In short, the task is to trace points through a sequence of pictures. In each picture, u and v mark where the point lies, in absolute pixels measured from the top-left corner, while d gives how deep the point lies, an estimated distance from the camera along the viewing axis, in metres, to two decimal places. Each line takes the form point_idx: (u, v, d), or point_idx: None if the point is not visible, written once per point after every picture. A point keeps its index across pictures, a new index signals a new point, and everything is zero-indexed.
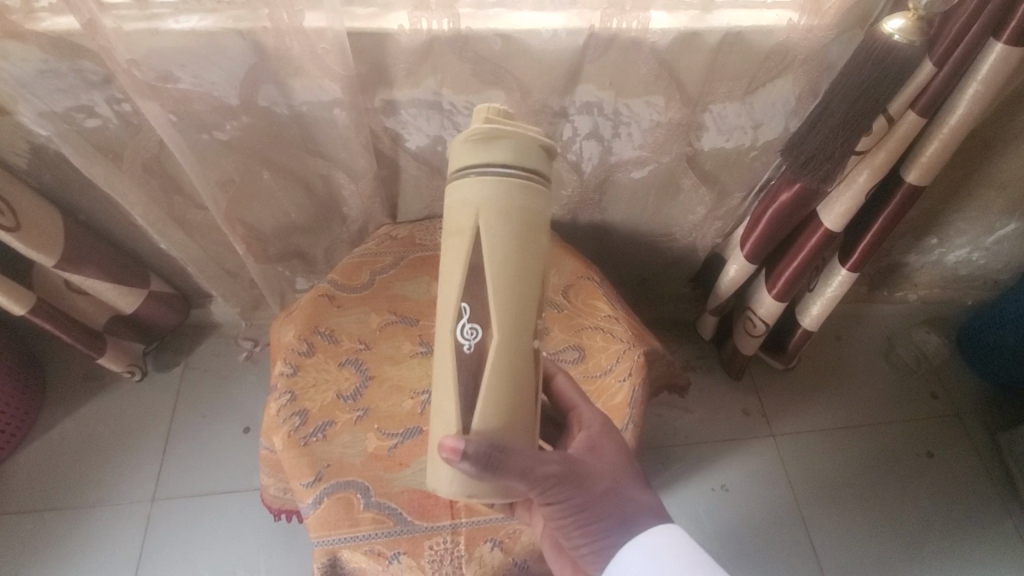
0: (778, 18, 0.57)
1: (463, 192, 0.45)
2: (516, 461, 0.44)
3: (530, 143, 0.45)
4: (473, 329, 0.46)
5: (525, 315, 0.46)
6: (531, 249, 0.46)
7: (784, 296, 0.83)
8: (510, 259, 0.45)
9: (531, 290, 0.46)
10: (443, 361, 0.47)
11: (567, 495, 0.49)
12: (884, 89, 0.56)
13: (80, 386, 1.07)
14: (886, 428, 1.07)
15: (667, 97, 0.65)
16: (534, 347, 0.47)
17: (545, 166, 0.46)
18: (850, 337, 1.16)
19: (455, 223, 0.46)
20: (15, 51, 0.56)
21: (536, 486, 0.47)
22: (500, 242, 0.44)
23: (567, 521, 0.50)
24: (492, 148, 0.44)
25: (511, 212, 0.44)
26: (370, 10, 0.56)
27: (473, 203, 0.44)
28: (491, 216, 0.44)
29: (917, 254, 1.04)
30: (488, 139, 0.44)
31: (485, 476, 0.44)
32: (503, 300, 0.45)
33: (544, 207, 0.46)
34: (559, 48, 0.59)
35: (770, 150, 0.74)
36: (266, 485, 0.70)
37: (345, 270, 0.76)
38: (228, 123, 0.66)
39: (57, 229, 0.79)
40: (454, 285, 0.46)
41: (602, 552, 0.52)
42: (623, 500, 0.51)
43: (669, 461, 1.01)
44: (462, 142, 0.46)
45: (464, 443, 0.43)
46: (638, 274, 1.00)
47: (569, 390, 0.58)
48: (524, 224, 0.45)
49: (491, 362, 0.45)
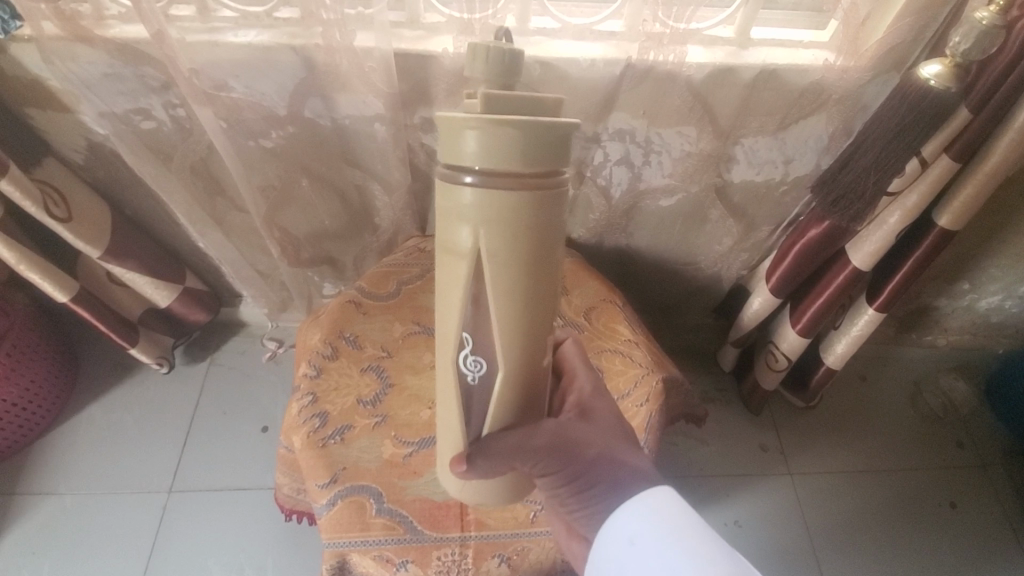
0: (814, 58, 0.58)
1: (459, 201, 0.39)
2: (506, 443, 0.47)
3: (543, 137, 0.36)
4: (478, 361, 0.46)
5: (534, 338, 0.45)
6: (542, 271, 0.43)
7: (807, 332, 0.82)
8: (514, 290, 0.42)
9: (541, 314, 0.45)
10: (447, 382, 0.48)
11: (560, 464, 0.50)
12: (919, 131, 0.56)
13: (110, 374, 1.10)
14: (907, 473, 1.04)
15: (699, 128, 0.66)
16: (543, 365, 0.48)
17: (562, 155, 0.38)
18: (875, 378, 1.14)
19: (452, 234, 0.41)
20: (85, 54, 0.60)
21: (530, 459, 0.49)
22: (505, 267, 0.41)
23: (562, 490, 0.52)
24: (494, 148, 0.36)
25: (516, 232, 0.39)
26: (417, 33, 0.59)
27: (473, 219, 0.39)
28: (493, 239, 0.40)
29: (948, 299, 1.02)
30: (489, 144, 0.36)
31: (488, 470, 0.48)
32: (512, 331, 0.44)
33: (559, 222, 0.41)
34: (595, 76, 0.61)
35: (801, 186, 0.74)
36: (282, 484, 0.72)
37: (374, 278, 0.79)
38: (274, 132, 0.69)
39: (105, 223, 0.83)
40: (453, 314, 0.44)
41: (595, 515, 0.52)
42: (613, 464, 0.52)
43: (682, 491, 1.00)
44: (458, 134, 0.36)
45: (467, 451, 0.48)
46: (660, 301, 1.00)
47: (571, 358, 0.61)
48: (532, 244, 0.41)
49: (501, 388, 0.46)
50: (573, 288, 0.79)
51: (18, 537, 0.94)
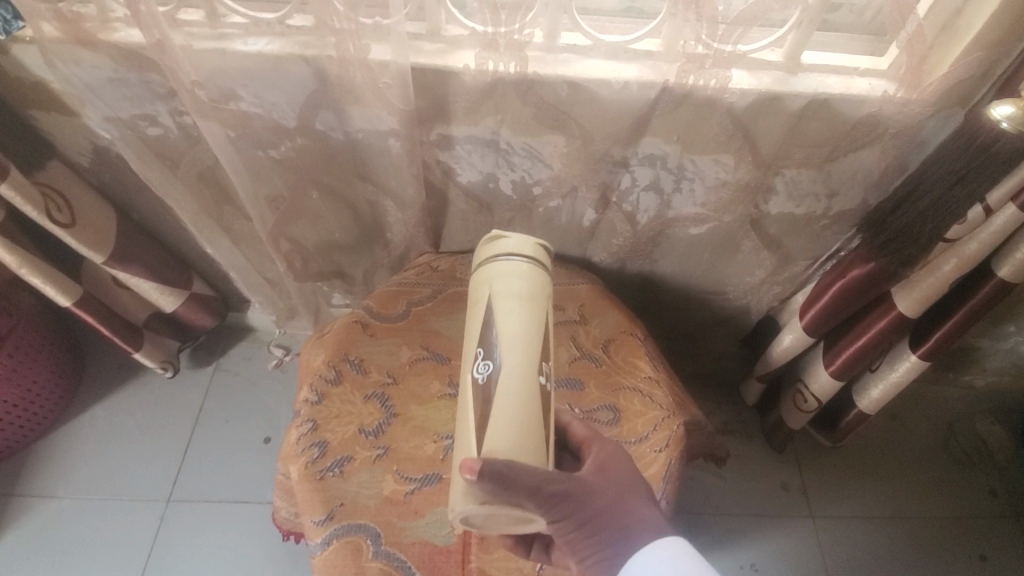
0: (870, 88, 0.53)
1: (477, 279, 0.55)
2: (524, 475, 0.44)
3: (530, 241, 0.56)
4: (487, 361, 0.50)
5: (535, 356, 0.50)
6: (534, 314, 0.52)
7: (841, 374, 0.77)
8: (516, 315, 0.51)
9: (537, 340, 0.51)
10: (465, 398, 0.50)
11: (571, 511, 0.46)
12: (986, 175, 0.52)
13: (115, 375, 1.08)
14: (938, 523, 0.97)
15: (738, 156, 0.61)
16: (542, 382, 0.50)
17: (545, 259, 0.56)
18: (906, 418, 1.07)
19: (474, 294, 0.55)
20: (87, 59, 0.57)
21: (541, 502, 0.45)
22: (507, 303, 0.52)
23: (570, 536, 0.47)
24: (499, 241, 0.56)
25: (515, 284, 0.53)
26: (437, 46, 0.55)
27: (486, 282, 0.54)
28: (500, 286, 0.53)
29: (992, 340, 0.95)
30: (496, 239, 0.56)
31: (498, 494, 0.44)
32: (514, 340, 0.50)
33: (548, 295, 0.55)
34: (628, 99, 0.56)
35: (843, 221, 0.68)
36: (279, 508, 0.69)
37: (382, 297, 0.74)
38: (283, 143, 0.66)
39: (109, 227, 0.80)
40: (469, 337, 0.53)
41: (606, 565, 0.47)
42: (625, 513, 0.48)
43: (695, 531, 0.95)
44: (478, 249, 0.57)
45: (480, 462, 0.43)
46: (683, 329, 0.95)
47: (583, 432, 0.53)
48: (527, 293, 0.53)
49: (505, 388, 0.48)
50: (592, 317, 0.74)
51: (16, 540, 0.93)
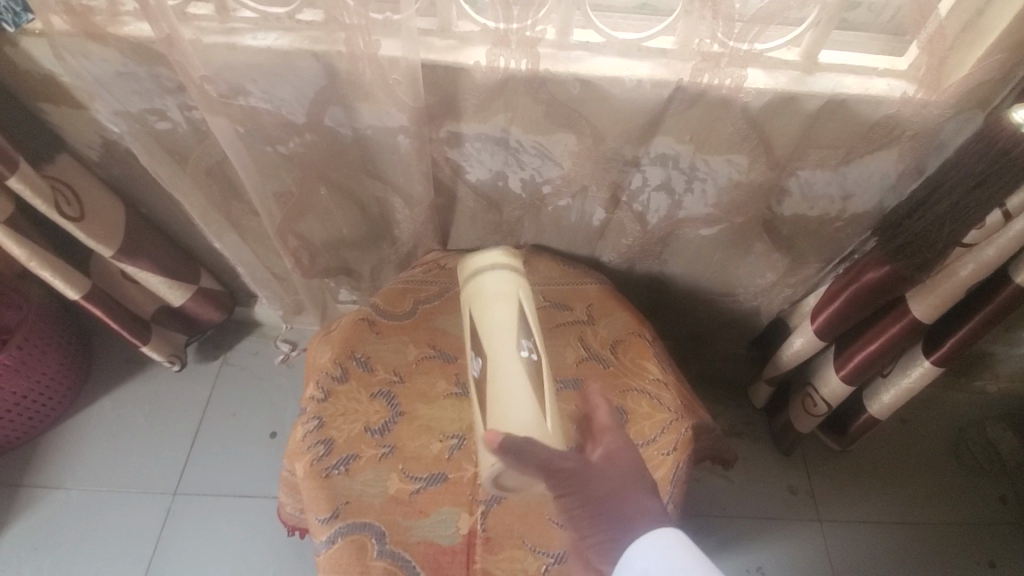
0: (889, 89, 0.51)
1: (460, 300, 0.66)
2: (538, 448, 0.52)
3: (494, 251, 0.67)
4: (478, 359, 0.60)
5: (519, 339, 0.59)
6: (510, 306, 0.62)
7: (852, 378, 0.76)
8: (491, 310, 0.61)
9: (516, 327, 0.61)
10: (477, 396, 0.59)
11: (576, 488, 0.55)
12: (1006, 181, 0.51)
13: (123, 368, 1.09)
14: (948, 530, 0.96)
15: (752, 157, 0.60)
16: (529, 359, 0.59)
17: (511, 258, 0.66)
18: (917, 422, 1.05)
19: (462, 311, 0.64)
20: (97, 52, 0.57)
21: (552, 478, 0.54)
22: (483, 307, 0.62)
23: (575, 509, 0.56)
24: (470, 262, 0.67)
25: (485, 291, 0.63)
26: (448, 43, 0.54)
27: (467, 299, 0.64)
28: (475, 298, 0.63)
29: (1007, 346, 0.93)
30: (468, 263, 0.67)
31: (516, 466, 0.52)
32: (496, 333, 0.60)
33: (519, 287, 0.64)
34: (640, 98, 0.55)
35: (857, 223, 0.67)
36: (284, 504, 0.69)
37: (389, 295, 0.74)
38: (292, 139, 0.65)
39: (118, 221, 0.80)
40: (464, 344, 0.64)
41: (602, 543, 0.55)
42: (623, 500, 0.56)
43: (700, 533, 0.95)
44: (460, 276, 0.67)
45: (501, 435, 0.52)
46: (692, 329, 0.94)
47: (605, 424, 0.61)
48: (498, 292, 0.63)
49: (501, 372, 0.57)
50: (600, 317, 0.73)
51: (24, 531, 0.94)
